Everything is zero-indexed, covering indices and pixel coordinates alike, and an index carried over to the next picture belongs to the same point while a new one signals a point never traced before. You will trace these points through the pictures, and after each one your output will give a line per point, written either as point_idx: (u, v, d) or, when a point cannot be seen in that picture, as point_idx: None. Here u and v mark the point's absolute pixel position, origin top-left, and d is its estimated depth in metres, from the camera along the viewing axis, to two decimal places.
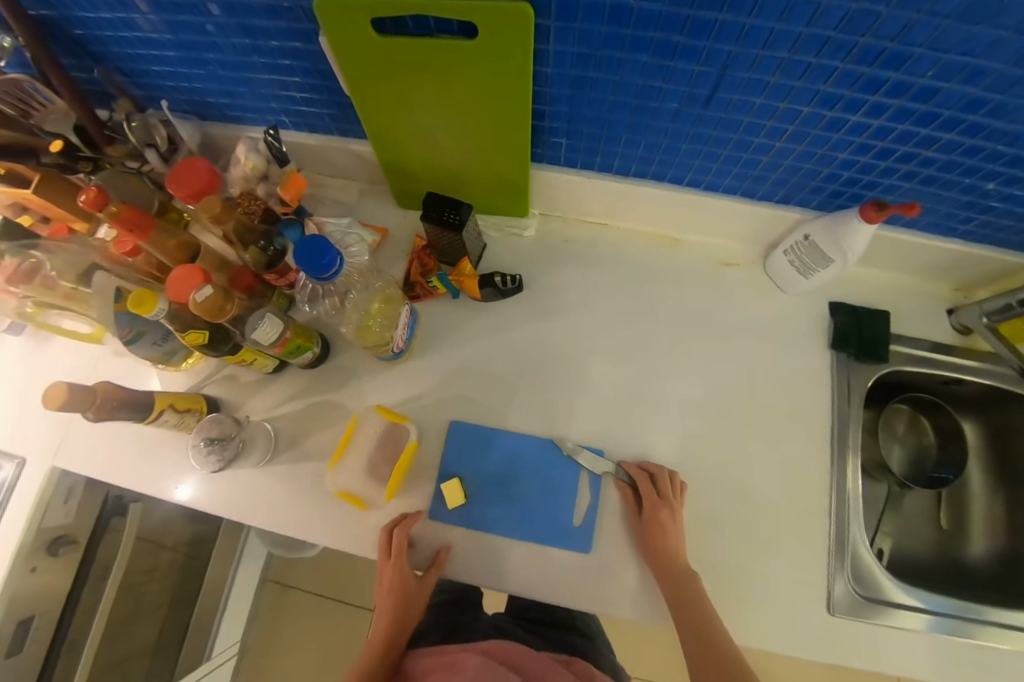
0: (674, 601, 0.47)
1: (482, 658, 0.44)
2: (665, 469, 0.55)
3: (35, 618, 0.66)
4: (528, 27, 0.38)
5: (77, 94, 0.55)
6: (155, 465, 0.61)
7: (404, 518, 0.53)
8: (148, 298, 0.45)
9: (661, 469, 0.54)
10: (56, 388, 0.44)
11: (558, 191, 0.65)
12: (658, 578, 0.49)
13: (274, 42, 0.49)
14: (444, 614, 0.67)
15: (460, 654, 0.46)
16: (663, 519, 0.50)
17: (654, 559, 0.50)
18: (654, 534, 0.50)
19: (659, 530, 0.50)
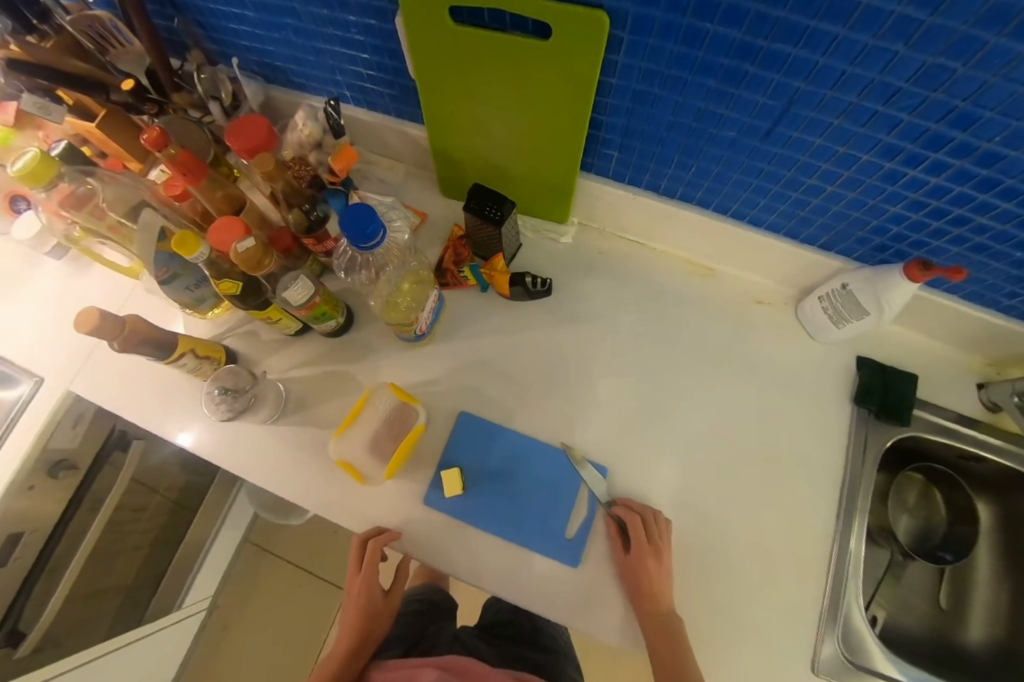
0: (652, 647, 0.45)
1: (438, 671, 0.45)
2: (652, 509, 0.52)
3: (25, 535, 0.68)
4: (601, 35, 0.39)
5: (154, 38, 0.57)
6: (165, 406, 0.62)
7: (377, 536, 0.51)
8: (190, 241, 0.47)
9: (647, 510, 0.52)
10: (88, 313, 0.47)
11: (600, 203, 0.64)
12: (641, 621, 0.47)
13: (351, 17, 0.50)
14: (410, 625, 0.68)
15: (418, 667, 0.46)
16: (650, 567, 0.48)
17: (637, 604, 0.48)
18: (640, 578, 0.48)
19: (642, 575, 0.48)
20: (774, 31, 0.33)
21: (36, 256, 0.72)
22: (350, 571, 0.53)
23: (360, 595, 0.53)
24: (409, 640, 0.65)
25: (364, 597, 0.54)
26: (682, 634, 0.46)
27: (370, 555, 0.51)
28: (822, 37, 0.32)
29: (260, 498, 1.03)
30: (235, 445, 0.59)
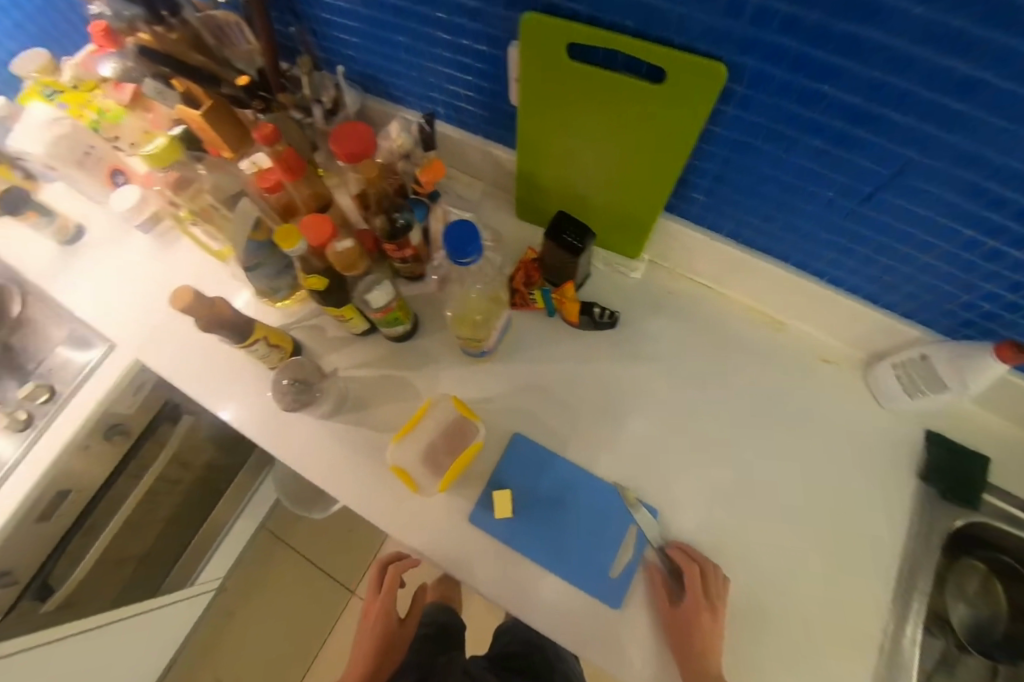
0: None
1: None
2: (711, 562, 0.51)
3: (72, 492, 0.71)
4: (716, 85, 0.41)
5: (270, 39, 0.60)
6: (226, 388, 0.64)
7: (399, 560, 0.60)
8: (291, 235, 0.48)
9: (706, 560, 0.50)
10: (184, 290, 0.49)
11: (676, 243, 0.64)
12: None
13: (464, 41, 0.53)
14: (420, 653, 0.67)
15: None
16: (704, 623, 0.46)
17: (684, 660, 0.46)
18: (692, 633, 0.46)
19: (696, 630, 0.46)
20: (902, 102, 0.34)
21: (127, 229, 0.77)
22: (370, 595, 0.63)
23: (377, 620, 0.61)
24: (420, 670, 0.64)
25: (381, 623, 0.61)
26: None
27: (390, 578, 0.61)
28: (949, 113, 0.32)
29: (285, 486, 1.04)
30: (291, 436, 0.60)
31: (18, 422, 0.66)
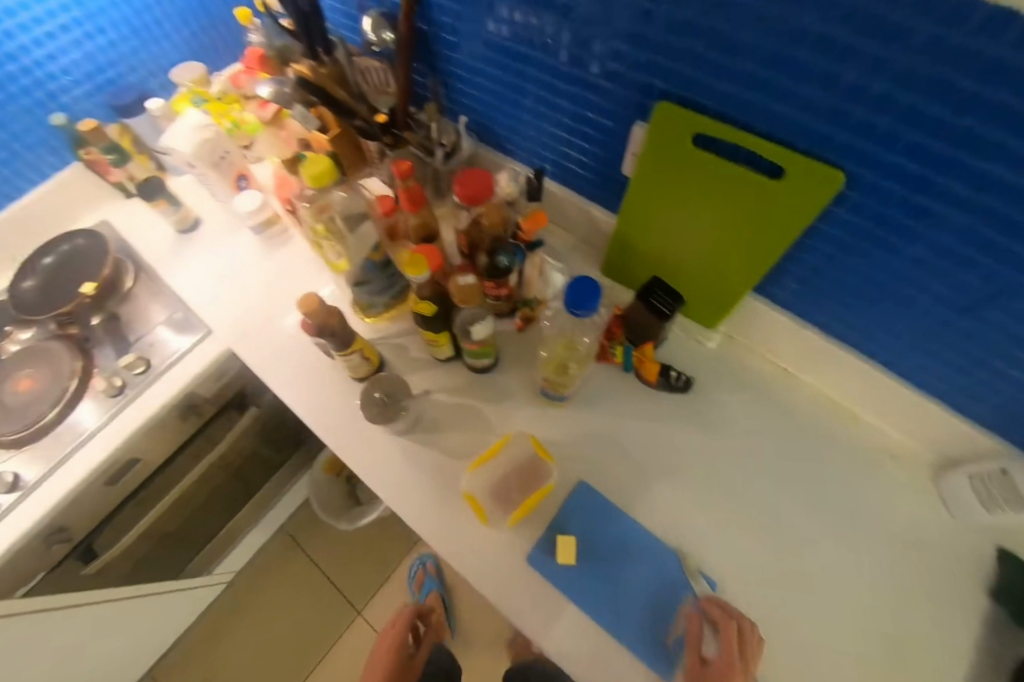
0: None
1: None
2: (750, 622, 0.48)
3: (139, 463, 0.75)
4: (829, 188, 0.44)
5: (402, 81, 0.68)
6: (310, 390, 0.68)
7: None
8: (419, 263, 0.51)
9: (744, 617, 0.48)
10: (310, 295, 0.55)
11: (755, 321, 0.67)
12: None
13: (592, 115, 0.59)
14: None
15: None
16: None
17: None
18: None
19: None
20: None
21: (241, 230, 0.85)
22: None
23: None
24: None
25: None
26: None
27: None
28: None
29: (319, 493, 1.13)
30: (364, 447, 0.64)
31: (112, 388, 0.71)
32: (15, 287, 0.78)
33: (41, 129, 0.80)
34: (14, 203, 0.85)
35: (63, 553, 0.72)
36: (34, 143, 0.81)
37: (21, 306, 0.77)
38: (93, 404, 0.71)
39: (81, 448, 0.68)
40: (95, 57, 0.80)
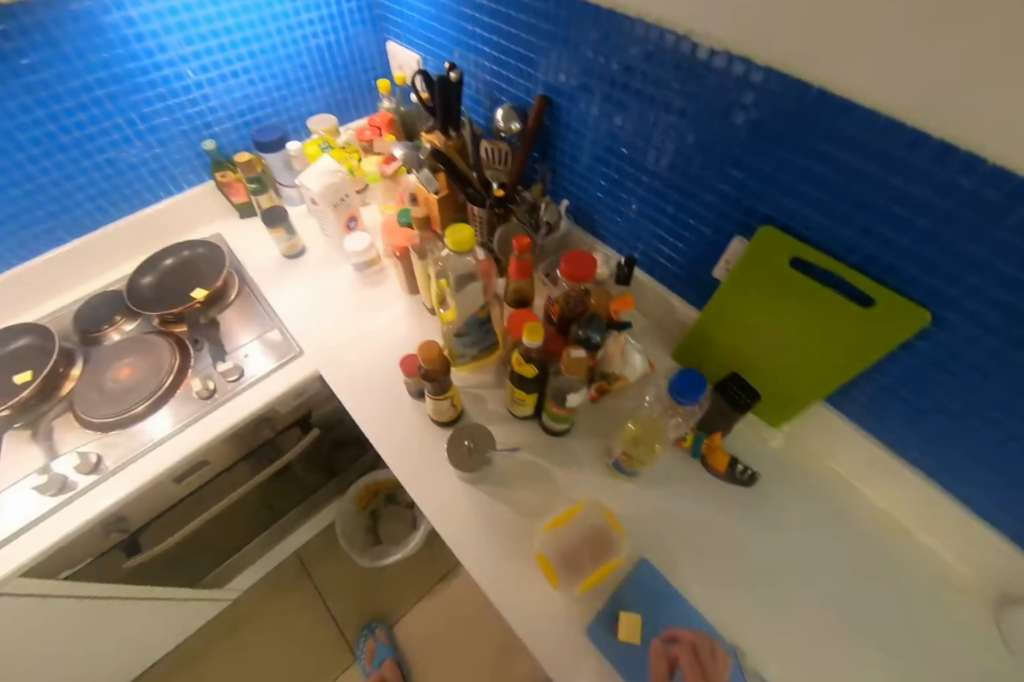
0: None
1: None
2: (708, 638, 0.51)
3: (206, 465, 0.78)
4: (912, 325, 0.50)
5: (520, 166, 0.80)
6: (388, 424, 0.73)
7: None
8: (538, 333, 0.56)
9: (704, 637, 0.51)
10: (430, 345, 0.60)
11: (818, 427, 0.70)
12: None
13: (691, 221, 0.67)
14: None
15: None
16: None
17: None
18: None
19: None
20: None
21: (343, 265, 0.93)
22: None
23: None
24: None
25: None
26: None
27: None
28: None
29: (346, 523, 1.19)
30: (434, 489, 0.67)
31: (205, 391, 0.75)
32: (133, 281, 0.85)
33: (194, 149, 0.94)
34: (147, 206, 0.95)
35: (110, 543, 0.73)
36: (184, 160, 0.94)
37: (136, 301, 0.83)
38: (179, 404, 0.76)
39: (167, 443, 0.72)
40: (251, 99, 0.95)
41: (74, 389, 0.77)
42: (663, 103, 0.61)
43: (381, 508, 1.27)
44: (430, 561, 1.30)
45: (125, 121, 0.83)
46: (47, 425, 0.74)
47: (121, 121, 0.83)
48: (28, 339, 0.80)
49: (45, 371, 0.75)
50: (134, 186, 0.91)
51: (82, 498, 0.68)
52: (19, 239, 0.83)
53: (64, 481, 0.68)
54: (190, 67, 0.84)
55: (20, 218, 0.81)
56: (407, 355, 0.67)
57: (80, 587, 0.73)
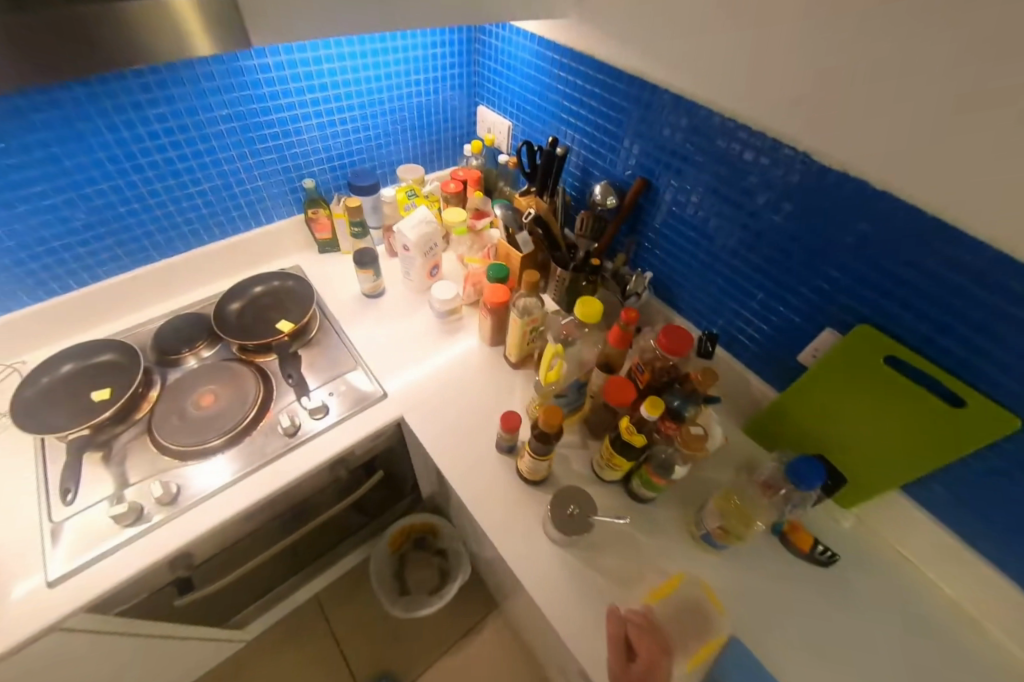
0: None
1: None
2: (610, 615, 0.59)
3: (277, 503, 0.76)
4: (1002, 430, 0.54)
5: (610, 238, 0.86)
6: (474, 477, 0.74)
7: None
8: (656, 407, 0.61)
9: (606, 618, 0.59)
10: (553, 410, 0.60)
11: (888, 512, 0.73)
12: None
13: (780, 309, 0.73)
14: None
15: None
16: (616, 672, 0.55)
17: None
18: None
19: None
20: None
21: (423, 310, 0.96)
22: None
23: None
24: None
25: None
26: None
27: None
28: None
29: (381, 568, 1.19)
30: (522, 550, 0.67)
31: (291, 428, 0.74)
32: (222, 306, 0.87)
33: (291, 185, 0.98)
34: (237, 234, 0.97)
35: (169, 579, 0.70)
36: (279, 194, 0.98)
37: (222, 327, 0.84)
38: (262, 438, 0.74)
39: (247, 479, 0.70)
40: (351, 144, 1.00)
41: (152, 412, 0.75)
42: (770, 205, 0.68)
43: (409, 553, 1.25)
44: (454, 614, 1.25)
45: (237, 154, 0.87)
46: (120, 448, 0.72)
47: (234, 154, 0.86)
48: (110, 355, 0.80)
49: (128, 392, 0.74)
50: (229, 214, 0.94)
51: (158, 530, 0.65)
52: (113, 254, 0.85)
53: (140, 511, 0.65)
54: (306, 111, 0.89)
55: (120, 234, 0.83)
56: (506, 411, 0.69)
57: (130, 622, 0.69)
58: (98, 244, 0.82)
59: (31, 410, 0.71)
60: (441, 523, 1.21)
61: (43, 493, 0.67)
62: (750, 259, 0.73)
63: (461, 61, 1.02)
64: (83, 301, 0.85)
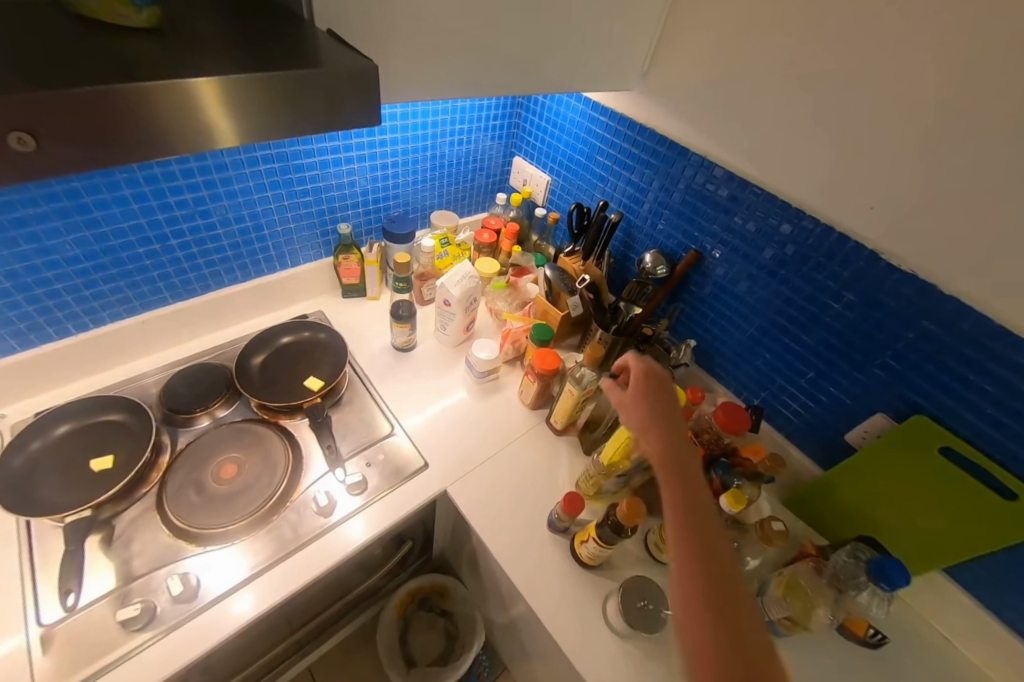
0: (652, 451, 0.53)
1: None
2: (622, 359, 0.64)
3: (304, 590, 0.68)
4: None
5: (657, 304, 0.86)
6: (526, 555, 0.69)
7: None
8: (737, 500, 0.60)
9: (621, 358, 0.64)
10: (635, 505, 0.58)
11: (930, 592, 0.74)
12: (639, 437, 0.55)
13: (830, 388, 0.75)
14: None
15: None
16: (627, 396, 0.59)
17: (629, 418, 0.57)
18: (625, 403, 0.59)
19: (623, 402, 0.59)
20: None
21: (457, 366, 0.93)
22: None
23: None
24: None
25: None
26: (661, 435, 0.53)
27: None
28: None
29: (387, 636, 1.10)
30: (581, 644, 0.62)
31: (325, 508, 0.67)
32: (245, 361, 0.80)
33: (322, 228, 0.93)
34: (257, 276, 0.90)
35: None
36: (309, 238, 0.92)
37: (245, 384, 0.76)
38: (293, 517, 0.67)
39: (277, 569, 0.62)
40: (388, 188, 0.96)
41: (164, 484, 0.66)
42: (829, 292, 0.70)
43: (413, 614, 1.16)
44: None
45: (270, 195, 0.81)
46: (126, 529, 0.63)
47: (268, 194, 0.81)
48: (113, 415, 0.70)
49: (138, 462, 0.66)
50: (255, 256, 0.87)
51: (171, 634, 0.56)
52: (122, 296, 0.76)
53: (153, 612, 0.56)
54: (348, 154, 0.85)
55: (133, 275, 0.75)
56: (569, 493, 0.66)
57: None
58: (108, 287, 0.73)
59: (18, 483, 0.61)
60: (453, 584, 1.12)
61: (30, 586, 0.57)
62: (804, 337, 0.76)
63: (504, 113, 1.02)
64: (79, 347, 0.75)
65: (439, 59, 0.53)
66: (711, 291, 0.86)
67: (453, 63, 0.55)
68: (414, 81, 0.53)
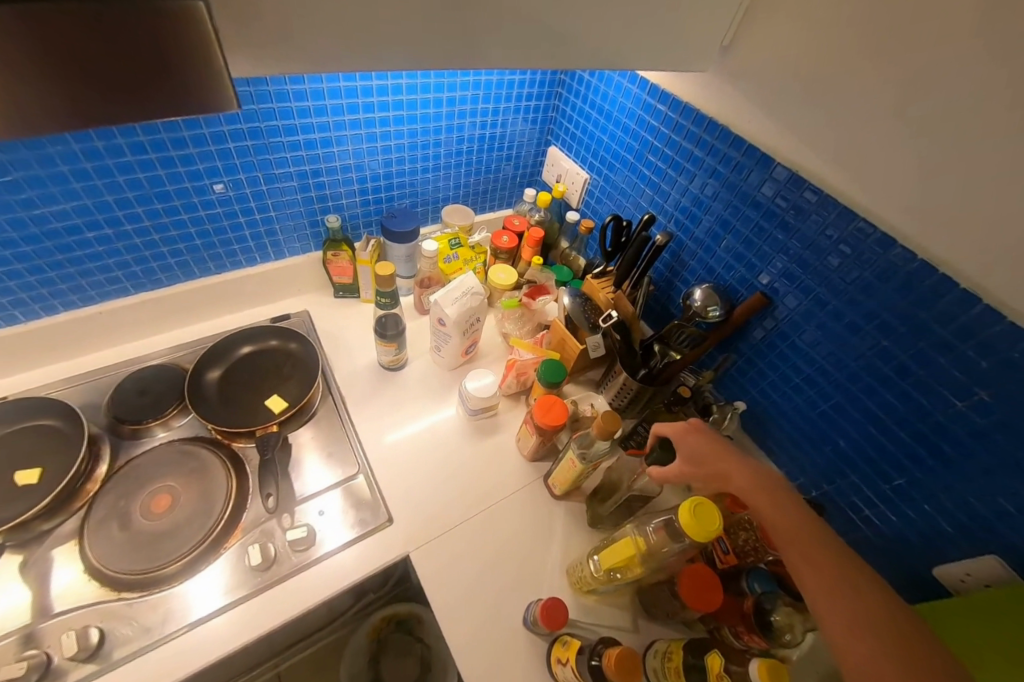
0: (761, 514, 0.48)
1: None
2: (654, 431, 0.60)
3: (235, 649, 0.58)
4: None
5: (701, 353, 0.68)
6: (495, 656, 0.56)
7: None
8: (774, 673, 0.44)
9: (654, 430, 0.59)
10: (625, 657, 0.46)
11: None
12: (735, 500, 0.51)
13: (927, 504, 0.56)
14: None
15: None
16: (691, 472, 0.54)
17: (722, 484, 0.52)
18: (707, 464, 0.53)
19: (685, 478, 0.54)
20: None
21: (450, 394, 0.80)
22: None
23: None
24: None
25: None
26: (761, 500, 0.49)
27: None
28: None
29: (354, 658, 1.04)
30: None
31: (263, 561, 0.56)
32: (199, 374, 0.70)
33: (310, 218, 0.80)
34: (234, 268, 0.79)
35: None
36: (295, 228, 0.79)
37: (198, 399, 0.67)
38: (223, 568, 0.56)
39: (194, 632, 0.52)
40: (392, 176, 0.81)
41: (91, 508, 0.57)
42: (955, 382, 0.49)
43: (388, 636, 1.07)
44: None
45: (246, 177, 0.67)
46: (39, 556, 0.54)
47: (241, 176, 0.67)
48: (53, 418, 0.62)
49: (63, 479, 0.57)
50: (230, 246, 0.75)
51: None
52: (75, 284, 0.65)
53: (47, 666, 0.48)
54: (341, 134, 0.70)
55: (84, 262, 0.64)
56: (551, 600, 0.53)
57: None
58: (54, 271, 0.62)
59: None
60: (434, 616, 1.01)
61: None
62: (901, 432, 0.56)
63: (541, 93, 0.84)
64: (25, 338, 0.65)
65: (475, 29, 0.36)
66: (776, 347, 0.66)
67: (499, 27, 0.37)
68: (425, 61, 0.37)
